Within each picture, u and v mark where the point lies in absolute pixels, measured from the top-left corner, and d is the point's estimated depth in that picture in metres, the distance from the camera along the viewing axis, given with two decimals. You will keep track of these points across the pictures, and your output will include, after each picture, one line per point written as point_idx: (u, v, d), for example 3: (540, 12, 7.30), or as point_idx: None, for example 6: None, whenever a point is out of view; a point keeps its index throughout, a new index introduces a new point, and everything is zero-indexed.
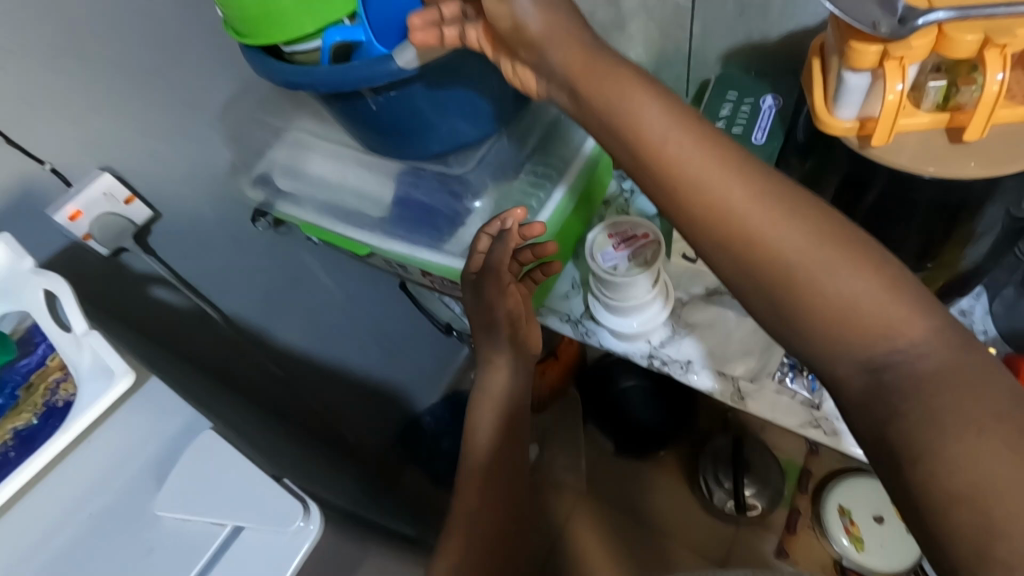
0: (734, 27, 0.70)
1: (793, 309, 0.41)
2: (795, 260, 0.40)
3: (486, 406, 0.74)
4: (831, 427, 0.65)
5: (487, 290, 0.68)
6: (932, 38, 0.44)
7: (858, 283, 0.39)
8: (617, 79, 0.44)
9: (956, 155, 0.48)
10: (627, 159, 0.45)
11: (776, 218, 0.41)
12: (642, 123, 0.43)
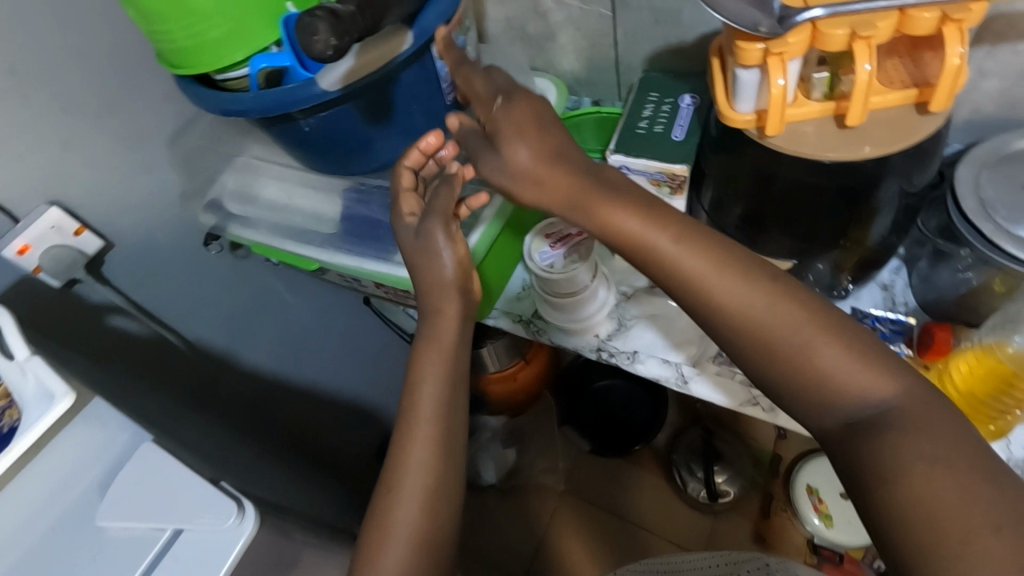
0: (652, 34, 0.74)
1: (746, 348, 0.43)
2: (749, 308, 0.42)
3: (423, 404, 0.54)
4: (768, 402, 0.68)
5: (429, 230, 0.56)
6: (808, 34, 0.48)
7: (832, 359, 0.41)
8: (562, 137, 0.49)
9: (849, 139, 0.52)
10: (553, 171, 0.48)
11: (738, 278, 0.43)
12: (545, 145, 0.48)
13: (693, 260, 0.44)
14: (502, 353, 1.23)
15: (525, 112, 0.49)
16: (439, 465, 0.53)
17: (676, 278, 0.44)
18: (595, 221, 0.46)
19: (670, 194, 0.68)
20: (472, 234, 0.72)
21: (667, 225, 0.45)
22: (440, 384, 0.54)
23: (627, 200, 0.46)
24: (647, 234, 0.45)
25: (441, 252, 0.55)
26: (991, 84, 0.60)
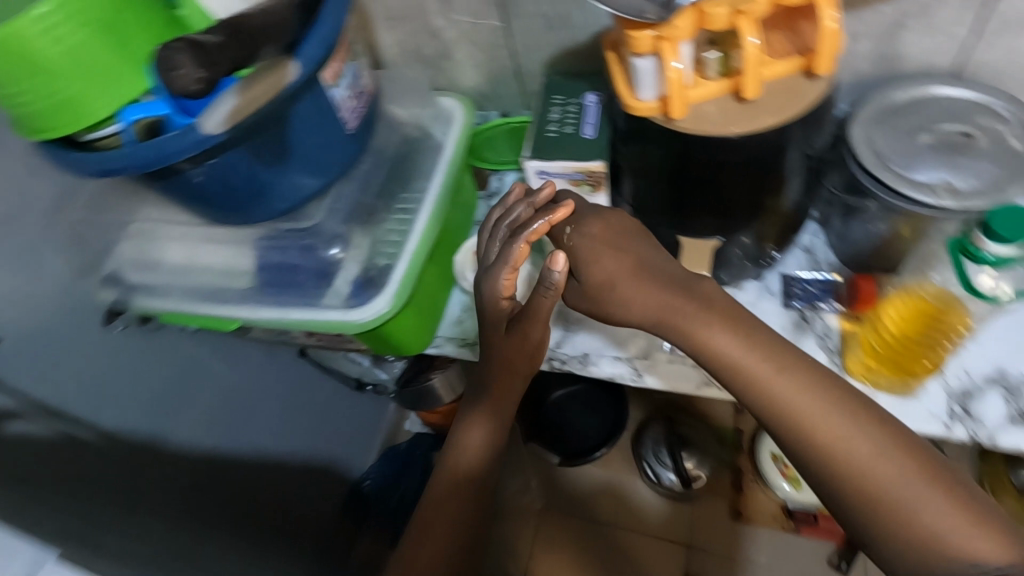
0: (546, 39, 0.74)
1: (781, 426, 0.46)
2: (814, 426, 0.44)
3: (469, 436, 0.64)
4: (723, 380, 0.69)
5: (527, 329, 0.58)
6: (693, 17, 0.49)
7: (869, 460, 0.43)
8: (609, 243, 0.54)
9: (749, 112, 0.53)
10: (601, 264, 0.53)
11: (780, 374, 0.46)
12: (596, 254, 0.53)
13: (737, 355, 0.47)
14: (455, 380, 1.18)
15: (598, 225, 0.55)
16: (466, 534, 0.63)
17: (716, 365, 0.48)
18: (677, 326, 0.49)
19: (592, 192, 0.68)
20: (398, 265, 0.68)
21: (701, 318, 0.49)
22: (483, 448, 0.63)
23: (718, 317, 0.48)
24: (730, 351, 0.47)
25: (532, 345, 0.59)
26: (864, 46, 0.64)
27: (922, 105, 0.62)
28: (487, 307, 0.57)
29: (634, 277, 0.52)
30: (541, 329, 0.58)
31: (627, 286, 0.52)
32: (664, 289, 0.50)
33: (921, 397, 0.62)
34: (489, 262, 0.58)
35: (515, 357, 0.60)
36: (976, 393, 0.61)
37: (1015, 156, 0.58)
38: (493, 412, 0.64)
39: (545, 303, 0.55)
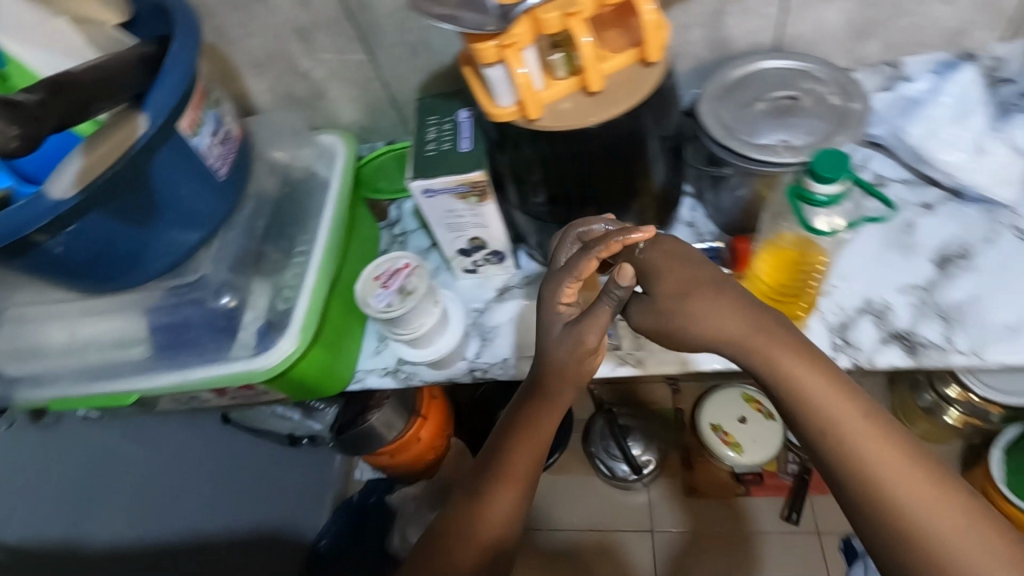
0: (413, 66, 0.77)
1: (852, 482, 0.44)
2: (903, 498, 0.42)
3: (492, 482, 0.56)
4: (636, 358, 0.73)
5: (574, 340, 0.53)
6: (529, 24, 0.53)
7: (940, 520, 0.41)
8: (686, 263, 0.52)
9: (599, 105, 0.57)
10: (672, 283, 0.51)
11: (877, 436, 0.44)
12: (666, 269, 0.52)
13: (818, 393, 0.45)
14: (395, 416, 1.18)
15: (671, 245, 0.54)
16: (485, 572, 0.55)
17: (784, 398, 0.46)
18: (768, 361, 0.47)
19: (480, 202, 0.70)
20: (298, 305, 0.67)
21: (779, 349, 0.47)
22: (509, 498, 0.56)
23: (816, 362, 0.46)
24: (823, 399, 0.45)
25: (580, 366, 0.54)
26: (696, 34, 0.71)
27: (755, 78, 0.69)
28: (541, 308, 0.56)
29: (710, 294, 0.50)
30: (597, 341, 0.52)
31: (705, 300, 0.49)
32: (748, 315, 0.48)
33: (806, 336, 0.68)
34: (556, 267, 0.57)
35: (569, 374, 0.54)
36: (851, 323, 0.68)
37: (836, 111, 0.65)
38: (523, 464, 0.56)
39: (594, 324, 0.52)
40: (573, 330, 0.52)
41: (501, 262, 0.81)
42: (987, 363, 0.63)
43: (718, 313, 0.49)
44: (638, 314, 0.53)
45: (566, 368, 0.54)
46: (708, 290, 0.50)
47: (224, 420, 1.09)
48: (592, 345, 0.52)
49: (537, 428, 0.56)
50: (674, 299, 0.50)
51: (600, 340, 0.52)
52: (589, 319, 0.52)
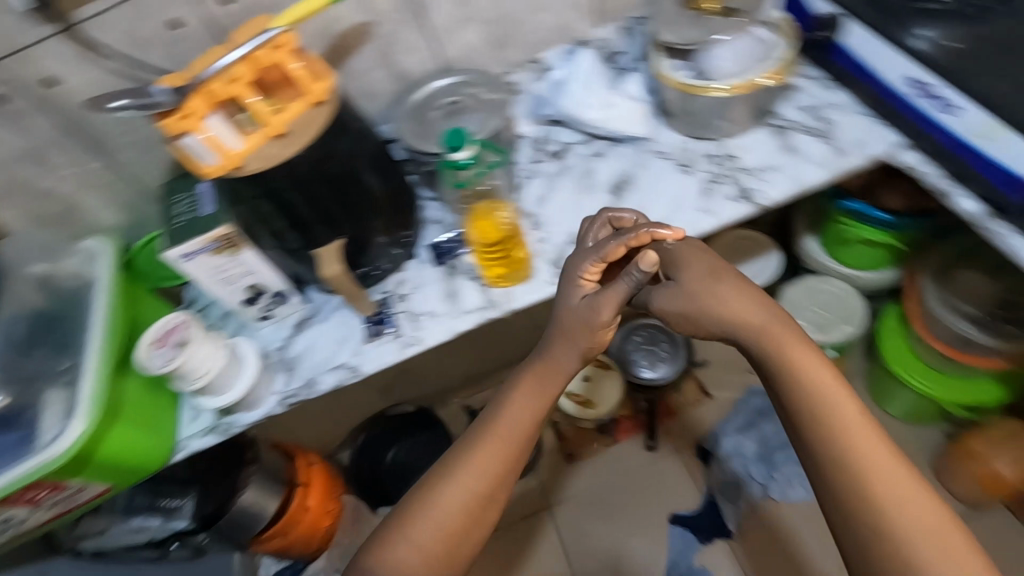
0: (152, 159, 0.87)
1: (806, 414, 0.65)
2: (840, 424, 0.63)
3: (506, 412, 0.77)
4: (413, 338, 0.86)
5: (596, 309, 0.74)
6: (200, 97, 0.67)
7: (866, 446, 0.62)
8: (699, 255, 0.75)
9: (288, 142, 0.70)
10: (690, 272, 0.74)
11: (831, 386, 0.65)
12: (684, 262, 0.75)
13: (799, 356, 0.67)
14: (271, 485, 1.23)
15: (689, 244, 0.77)
16: (488, 495, 0.73)
17: (773, 356, 0.68)
18: (753, 325, 0.70)
19: (236, 252, 0.79)
20: (81, 389, 0.72)
21: (772, 329, 0.69)
22: (521, 418, 0.77)
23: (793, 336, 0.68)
24: (801, 360, 0.67)
25: (600, 332, 0.76)
26: (378, 74, 0.88)
27: (432, 95, 0.87)
28: (571, 280, 0.78)
29: (717, 273, 0.73)
30: (614, 308, 0.74)
31: (718, 285, 0.72)
32: (749, 300, 0.71)
33: (535, 277, 0.86)
34: (586, 249, 0.79)
35: (574, 330, 0.76)
36: (564, 255, 0.87)
37: (491, 103, 0.84)
38: (538, 398, 0.78)
39: (612, 300, 0.74)
40: (597, 298, 0.75)
41: (288, 300, 0.90)
42: None
43: (728, 295, 0.71)
44: (661, 298, 0.75)
45: (589, 330, 0.76)
46: (733, 288, 0.72)
47: (60, 551, 1.08)
48: (609, 312, 0.74)
49: (542, 380, 0.78)
50: (697, 288, 0.72)
51: (620, 309, 0.74)
52: (612, 292, 0.74)
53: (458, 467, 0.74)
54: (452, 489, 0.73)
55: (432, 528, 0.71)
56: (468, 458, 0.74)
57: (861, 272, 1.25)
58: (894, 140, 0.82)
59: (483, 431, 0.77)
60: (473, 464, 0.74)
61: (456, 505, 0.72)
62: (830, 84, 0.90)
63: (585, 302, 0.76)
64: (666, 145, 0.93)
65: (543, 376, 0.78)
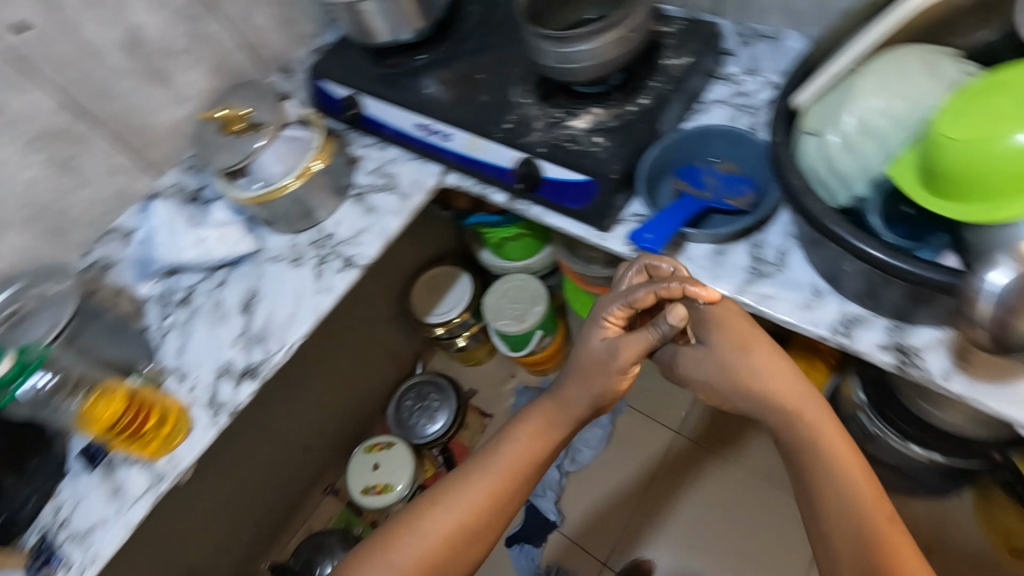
0: None
1: (832, 488, 0.63)
2: (858, 509, 0.61)
3: (513, 435, 0.78)
4: (87, 561, 0.77)
5: (613, 359, 0.73)
6: None
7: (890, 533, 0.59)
8: (732, 313, 0.70)
9: None
10: (712, 333, 0.70)
11: (855, 472, 0.63)
12: (721, 321, 0.70)
13: (828, 431, 0.65)
14: None
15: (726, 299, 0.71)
16: (477, 525, 0.73)
17: (800, 428, 0.66)
18: (773, 390, 0.67)
19: None
20: None
21: (807, 406, 0.66)
22: (521, 452, 0.77)
23: (826, 416, 0.66)
24: (828, 440, 0.65)
25: (613, 378, 0.74)
26: None
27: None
28: (594, 320, 0.75)
29: (747, 329, 0.69)
30: (636, 355, 0.71)
31: (749, 346, 0.68)
32: (789, 367, 0.68)
33: (196, 426, 0.84)
34: (618, 291, 0.74)
35: (590, 371, 0.75)
36: (216, 391, 0.87)
37: (57, 296, 0.82)
38: (537, 434, 0.78)
39: (636, 343, 0.71)
40: (616, 340, 0.73)
41: None
42: (295, 344, 0.89)
43: (755, 359, 0.68)
44: (687, 360, 0.72)
45: (603, 374, 0.74)
46: (763, 356, 0.68)
47: None
48: (630, 358, 0.72)
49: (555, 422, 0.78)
50: (727, 346, 0.69)
51: (640, 354, 0.72)
52: (637, 340, 0.71)
53: (454, 493, 0.74)
54: (436, 517, 0.73)
55: (412, 557, 0.71)
56: (465, 484, 0.75)
57: (529, 258, 1.47)
58: (437, 169, 0.98)
59: (482, 457, 0.78)
60: (461, 490, 0.74)
61: (443, 532, 0.72)
62: (383, 145, 1.04)
63: (608, 346, 0.74)
64: (275, 249, 0.99)
65: (553, 419, 0.78)
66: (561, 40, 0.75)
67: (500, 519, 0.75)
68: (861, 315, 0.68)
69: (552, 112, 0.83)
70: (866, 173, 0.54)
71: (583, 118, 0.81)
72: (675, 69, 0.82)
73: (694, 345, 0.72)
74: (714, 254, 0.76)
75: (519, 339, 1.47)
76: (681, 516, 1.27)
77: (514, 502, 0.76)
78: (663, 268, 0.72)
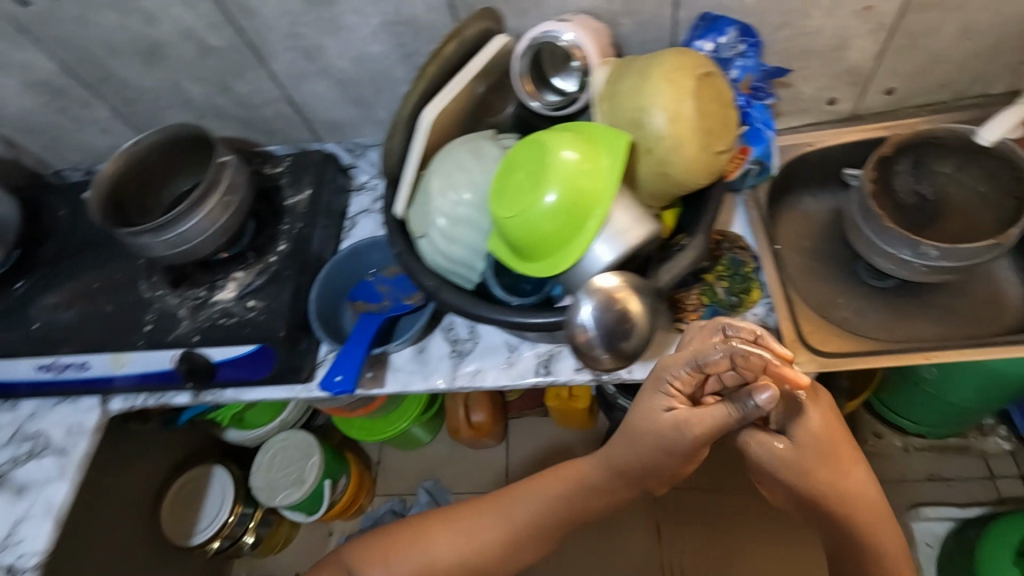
0: None
1: None
2: None
3: (548, 481, 0.73)
4: None
5: (675, 436, 0.58)
6: None
7: None
8: (825, 420, 0.57)
9: None
10: (805, 438, 0.57)
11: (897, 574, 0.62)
12: (806, 432, 0.57)
13: (883, 538, 0.61)
14: None
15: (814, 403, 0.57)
16: (486, 558, 0.74)
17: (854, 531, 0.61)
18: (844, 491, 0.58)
19: None
20: None
21: (869, 517, 0.60)
22: (548, 504, 0.73)
23: (887, 522, 0.61)
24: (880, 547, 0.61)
25: (672, 454, 0.60)
26: None
27: None
28: (659, 389, 0.60)
29: (834, 436, 0.57)
30: (705, 435, 0.56)
31: (833, 453, 0.57)
32: (866, 472, 0.59)
33: None
34: (688, 355, 0.58)
35: (642, 448, 0.62)
36: None
37: None
38: (562, 501, 0.73)
39: (704, 419, 0.56)
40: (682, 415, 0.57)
41: None
42: None
43: (832, 470, 0.58)
44: (763, 448, 0.59)
45: (657, 454, 0.61)
46: (843, 465, 0.58)
47: None
48: (697, 441, 0.58)
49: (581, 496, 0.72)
50: (820, 460, 0.57)
51: (707, 435, 0.57)
52: (714, 421, 0.56)
53: (471, 524, 0.75)
54: (452, 543, 0.75)
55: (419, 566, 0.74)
56: (487, 517, 0.75)
57: (282, 414, 1.33)
58: (95, 402, 0.81)
59: (509, 492, 0.76)
60: (481, 524, 0.75)
61: (453, 554, 0.74)
62: (14, 402, 0.83)
63: (673, 424, 0.58)
64: None
65: (584, 497, 0.72)
66: (159, 228, 0.68)
67: (519, 552, 0.76)
68: (551, 350, 0.74)
69: (194, 293, 0.76)
70: (477, 253, 0.60)
71: (229, 287, 0.75)
72: (301, 205, 0.81)
73: (777, 435, 0.59)
74: (416, 354, 0.77)
75: (316, 495, 1.30)
76: (604, 556, 1.17)
77: (529, 545, 0.75)
78: (749, 336, 0.56)
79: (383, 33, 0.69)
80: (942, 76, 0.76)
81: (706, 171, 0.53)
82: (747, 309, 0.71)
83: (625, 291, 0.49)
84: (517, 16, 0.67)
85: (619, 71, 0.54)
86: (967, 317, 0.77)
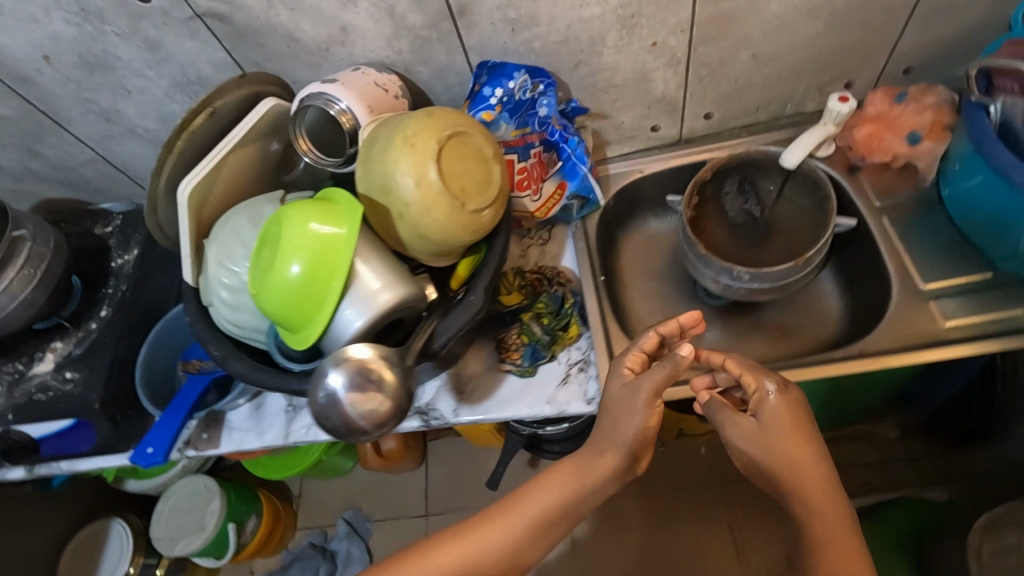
0: None
1: None
2: None
3: (553, 475, 0.61)
4: None
5: (622, 398, 0.58)
6: None
7: None
8: (785, 397, 0.54)
9: None
10: (762, 412, 0.54)
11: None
12: (764, 403, 0.54)
13: (842, 536, 0.48)
14: None
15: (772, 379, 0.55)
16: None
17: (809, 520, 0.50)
18: (790, 468, 0.51)
19: None
20: None
21: (825, 499, 0.50)
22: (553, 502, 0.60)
23: (843, 518, 0.49)
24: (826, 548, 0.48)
25: (632, 416, 0.57)
26: None
27: None
28: (615, 366, 0.61)
29: (792, 411, 0.53)
30: (653, 390, 0.56)
31: (785, 429, 0.52)
32: (823, 459, 0.52)
33: None
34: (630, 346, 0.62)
35: (611, 416, 0.58)
36: None
37: None
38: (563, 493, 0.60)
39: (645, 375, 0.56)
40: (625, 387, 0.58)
41: None
42: None
43: (781, 442, 0.52)
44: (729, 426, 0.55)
45: (614, 422, 0.58)
46: (800, 445, 0.52)
47: None
48: (645, 402, 0.56)
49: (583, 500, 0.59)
50: (778, 433, 0.52)
51: (659, 393, 0.56)
52: (657, 377, 0.56)
53: (471, 545, 0.59)
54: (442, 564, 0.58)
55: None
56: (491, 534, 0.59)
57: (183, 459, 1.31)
58: None
59: (518, 501, 0.61)
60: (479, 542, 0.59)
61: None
62: None
63: (624, 389, 0.58)
64: None
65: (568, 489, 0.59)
66: None
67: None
68: None
69: (13, 364, 0.73)
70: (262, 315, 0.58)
71: (49, 358, 0.72)
72: (128, 267, 0.79)
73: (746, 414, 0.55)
74: (253, 411, 0.76)
75: (220, 539, 1.28)
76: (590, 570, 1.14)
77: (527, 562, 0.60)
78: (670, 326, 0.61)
79: (178, 93, 0.68)
80: (753, 100, 0.78)
81: (463, 234, 0.53)
82: (567, 344, 0.72)
83: (379, 363, 0.50)
84: (308, 70, 0.66)
85: (372, 136, 0.54)
86: (792, 335, 0.79)
